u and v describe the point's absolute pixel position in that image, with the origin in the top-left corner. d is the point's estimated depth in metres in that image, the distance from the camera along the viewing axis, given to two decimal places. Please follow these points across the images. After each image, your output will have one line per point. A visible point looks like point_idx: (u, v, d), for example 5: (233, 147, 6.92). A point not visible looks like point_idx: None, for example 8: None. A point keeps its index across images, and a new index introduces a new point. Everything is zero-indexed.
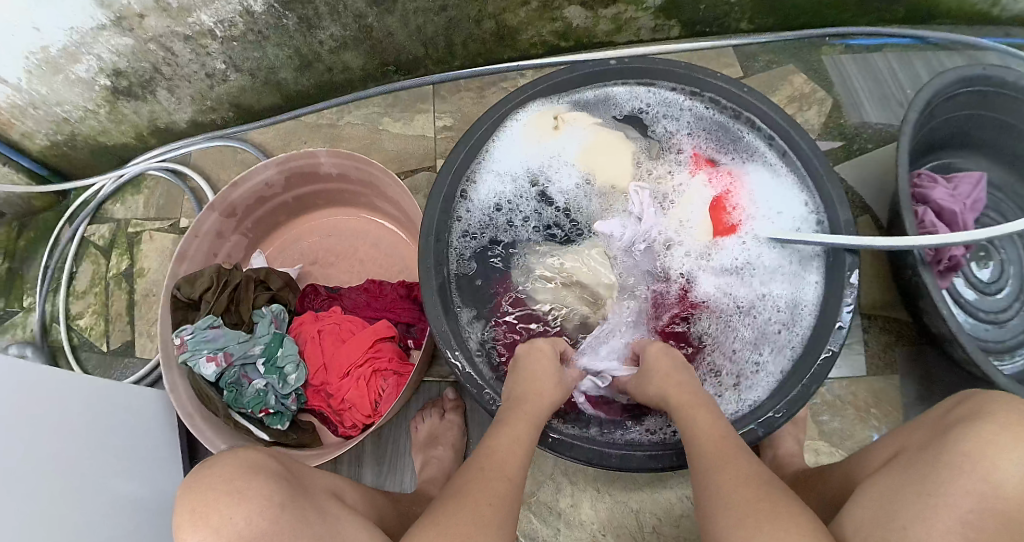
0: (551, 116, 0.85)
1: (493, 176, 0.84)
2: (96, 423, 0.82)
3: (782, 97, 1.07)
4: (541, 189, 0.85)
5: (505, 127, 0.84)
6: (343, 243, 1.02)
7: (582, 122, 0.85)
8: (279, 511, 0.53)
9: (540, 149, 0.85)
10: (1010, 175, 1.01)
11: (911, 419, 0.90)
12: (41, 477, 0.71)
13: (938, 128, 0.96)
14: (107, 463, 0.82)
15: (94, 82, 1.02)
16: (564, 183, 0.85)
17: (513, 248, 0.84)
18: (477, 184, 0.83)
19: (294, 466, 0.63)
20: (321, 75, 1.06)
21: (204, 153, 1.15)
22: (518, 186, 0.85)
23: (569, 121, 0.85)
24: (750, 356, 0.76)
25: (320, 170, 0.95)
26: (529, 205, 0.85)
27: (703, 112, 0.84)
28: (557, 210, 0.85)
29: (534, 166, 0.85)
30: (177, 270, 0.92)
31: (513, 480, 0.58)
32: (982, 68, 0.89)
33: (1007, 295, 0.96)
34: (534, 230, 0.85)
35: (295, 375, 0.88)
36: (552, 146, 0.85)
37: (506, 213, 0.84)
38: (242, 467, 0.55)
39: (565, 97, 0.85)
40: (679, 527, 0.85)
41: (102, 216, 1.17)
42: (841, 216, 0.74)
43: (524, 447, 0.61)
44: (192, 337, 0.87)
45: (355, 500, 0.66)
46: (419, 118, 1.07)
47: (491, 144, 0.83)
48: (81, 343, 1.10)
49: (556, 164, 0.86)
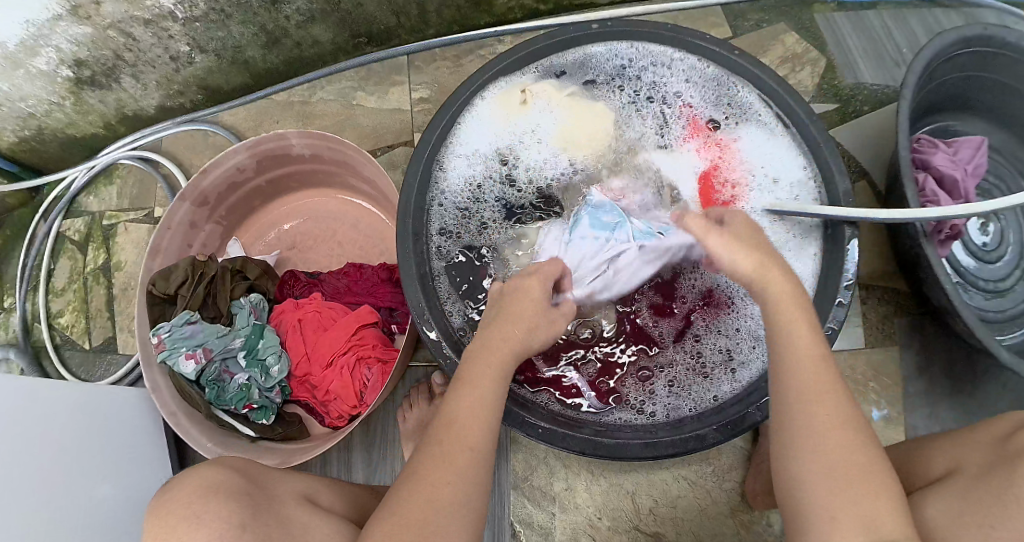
0: (518, 90, 0.80)
1: (463, 162, 0.80)
2: (81, 433, 0.82)
3: (772, 58, 1.04)
4: (510, 170, 0.81)
5: (471, 106, 0.80)
6: (321, 226, 0.99)
7: (550, 94, 0.81)
8: (241, 534, 0.56)
9: (509, 127, 0.81)
10: (1012, 137, 0.97)
11: (910, 391, 0.92)
12: (24, 512, 0.70)
13: (934, 91, 0.92)
14: (94, 476, 0.81)
15: (56, 74, 0.97)
16: (534, 163, 0.81)
17: (491, 235, 0.80)
18: (449, 172, 0.79)
19: (260, 473, 0.66)
20: (290, 52, 1.01)
21: (175, 139, 1.11)
22: (489, 169, 0.81)
23: (535, 93, 0.81)
24: (753, 333, 0.73)
25: (292, 152, 0.91)
26: (506, 189, 0.81)
27: (696, 69, 0.80)
28: (531, 196, 0.81)
29: (503, 144, 0.81)
30: (151, 265, 0.89)
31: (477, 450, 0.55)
32: (982, 28, 0.84)
33: (1007, 263, 0.93)
34: (511, 215, 0.80)
35: (277, 367, 0.86)
36: (523, 124, 0.82)
37: (479, 198, 0.80)
38: (203, 488, 0.58)
39: (537, 66, 0.81)
40: (677, 507, 0.84)
41: (77, 209, 1.14)
42: (841, 186, 0.72)
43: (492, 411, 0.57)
44: (169, 335, 0.85)
45: (330, 502, 0.68)
46: (395, 91, 1.02)
47: (457, 125, 0.80)
48: (63, 341, 1.08)
49: (532, 144, 0.82)
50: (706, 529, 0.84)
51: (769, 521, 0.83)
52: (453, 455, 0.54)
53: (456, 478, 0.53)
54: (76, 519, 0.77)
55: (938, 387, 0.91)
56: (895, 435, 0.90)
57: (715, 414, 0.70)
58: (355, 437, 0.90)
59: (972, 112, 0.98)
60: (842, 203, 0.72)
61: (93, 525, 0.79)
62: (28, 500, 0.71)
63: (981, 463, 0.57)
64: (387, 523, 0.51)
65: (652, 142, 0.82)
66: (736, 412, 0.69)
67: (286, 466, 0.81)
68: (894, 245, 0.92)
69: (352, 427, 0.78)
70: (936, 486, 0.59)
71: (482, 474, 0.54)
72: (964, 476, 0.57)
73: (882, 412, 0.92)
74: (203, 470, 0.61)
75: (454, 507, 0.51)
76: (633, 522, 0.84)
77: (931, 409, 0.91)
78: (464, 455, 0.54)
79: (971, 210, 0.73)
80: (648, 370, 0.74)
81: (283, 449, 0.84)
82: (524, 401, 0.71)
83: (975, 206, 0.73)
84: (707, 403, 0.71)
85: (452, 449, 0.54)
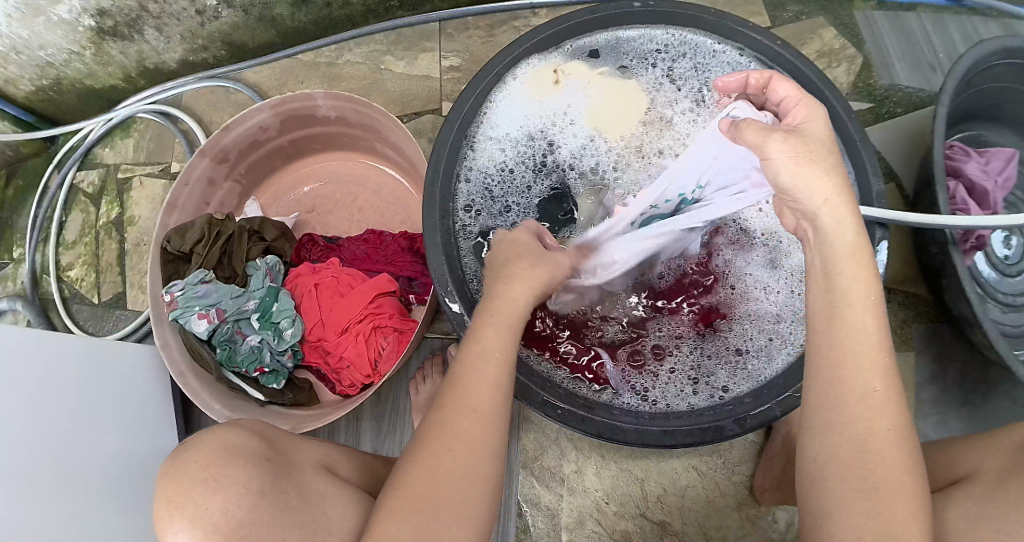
0: (551, 70, 0.78)
1: (494, 140, 0.78)
2: (96, 394, 0.82)
3: (810, 52, 1.01)
4: (542, 149, 0.79)
5: (503, 83, 0.77)
6: (341, 191, 0.96)
7: (582, 76, 0.79)
8: (260, 499, 0.55)
9: (541, 106, 0.79)
10: None
11: (924, 398, 0.90)
12: (40, 472, 0.70)
13: (966, 101, 0.90)
14: (101, 431, 0.80)
15: (78, 23, 0.95)
16: (568, 145, 0.79)
17: (519, 215, 0.78)
18: (476, 151, 0.77)
19: (285, 439, 0.64)
20: (319, 12, 0.98)
21: (197, 95, 1.08)
22: (520, 148, 0.79)
23: (568, 75, 0.79)
24: (768, 329, 0.71)
25: (318, 114, 0.89)
26: (534, 169, 0.79)
27: (738, 61, 0.78)
28: (561, 178, 0.79)
29: (535, 125, 0.79)
30: (167, 221, 0.88)
31: (482, 412, 0.52)
32: None
33: None
34: (539, 197, 0.78)
35: (290, 330, 0.84)
36: (556, 105, 0.79)
37: (508, 178, 0.78)
38: (221, 454, 0.57)
39: (561, 46, 0.79)
40: (685, 497, 0.83)
41: (92, 162, 1.12)
42: (874, 187, 0.71)
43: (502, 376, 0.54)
44: (182, 294, 0.83)
45: (348, 472, 0.66)
46: (425, 57, 1.00)
47: (489, 102, 0.77)
48: (71, 295, 1.07)
49: (563, 125, 0.80)
50: (711, 521, 0.82)
51: (776, 517, 0.81)
52: (463, 424, 0.51)
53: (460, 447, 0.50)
54: (81, 471, 0.76)
55: (952, 395, 0.90)
56: None
57: (734, 405, 0.68)
58: (366, 408, 0.88)
59: (1005, 122, 0.96)
60: (874, 204, 0.70)
61: (99, 479, 0.78)
62: (34, 450, 0.70)
63: (998, 466, 0.55)
64: (396, 494, 0.50)
65: (684, 128, 0.78)
66: (755, 404, 0.67)
67: (298, 431, 0.80)
68: (917, 250, 0.90)
69: (365, 396, 0.77)
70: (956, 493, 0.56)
71: (493, 439, 0.52)
72: (978, 479, 0.55)
73: None
74: (220, 430, 0.60)
75: (465, 474, 0.50)
76: (641, 509, 0.83)
77: (943, 417, 0.89)
78: (467, 418, 0.51)
79: (998, 222, 0.72)
80: (659, 352, 0.72)
81: (293, 415, 0.82)
82: (537, 374, 0.69)
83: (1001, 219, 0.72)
84: (720, 396, 0.70)
85: (453, 413, 0.51)
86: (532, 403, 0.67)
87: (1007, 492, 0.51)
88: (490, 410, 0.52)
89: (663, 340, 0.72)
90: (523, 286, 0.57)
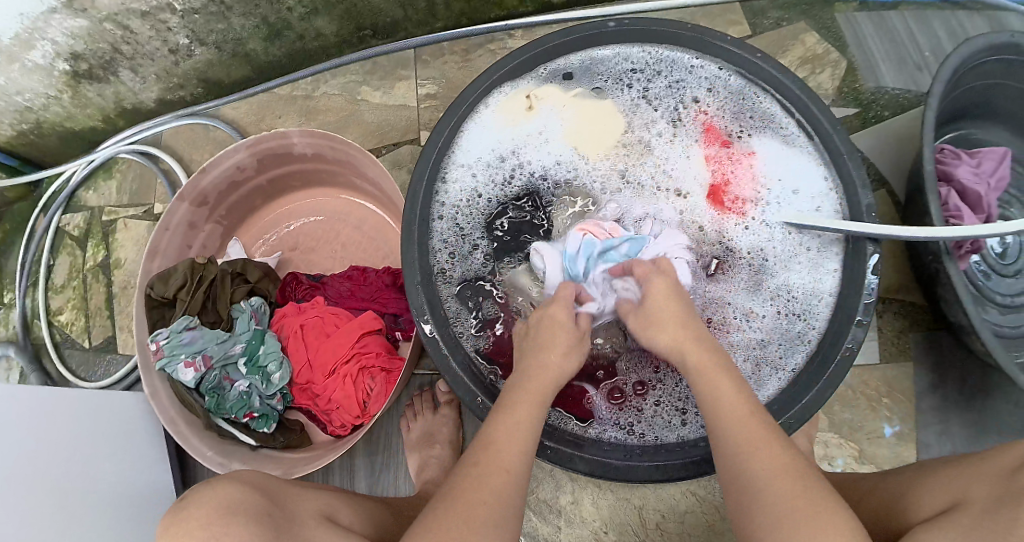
0: (523, 96, 0.77)
1: (468, 169, 0.76)
2: (93, 442, 0.81)
3: (792, 59, 0.99)
4: (516, 174, 0.76)
5: (475, 112, 0.76)
6: (324, 226, 0.96)
7: (556, 99, 0.78)
8: None
9: (515, 132, 0.77)
10: None
11: (923, 408, 0.88)
12: (32, 522, 0.70)
13: (956, 100, 0.88)
14: (102, 461, 0.82)
15: (53, 68, 0.94)
16: (544, 168, 0.77)
17: (500, 244, 0.75)
18: (451, 188, 0.75)
19: (281, 490, 0.62)
20: (293, 44, 0.97)
21: (176, 132, 1.08)
22: (494, 174, 0.76)
23: (541, 99, 0.77)
24: (763, 356, 0.71)
25: (294, 151, 0.88)
26: (507, 199, 0.76)
27: (716, 75, 0.76)
28: (541, 202, 0.76)
29: (509, 151, 0.77)
30: (149, 267, 0.87)
31: (512, 472, 0.53)
32: (1011, 35, 0.80)
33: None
34: (519, 223, 0.76)
35: (278, 374, 0.83)
36: (530, 130, 0.77)
37: (487, 207, 0.76)
38: (217, 511, 0.53)
39: (533, 72, 0.77)
40: (684, 523, 0.82)
41: (76, 205, 1.11)
42: (863, 200, 0.69)
43: (531, 438, 0.56)
44: (168, 342, 0.82)
45: (350, 521, 0.65)
46: (401, 86, 0.99)
47: (463, 132, 0.76)
48: (63, 339, 1.07)
49: (537, 150, 0.77)
50: None
51: None
52: (497, 486, 0.52)
53: (494, 503, 0.51)
54: (84, 497, 0.77)
55: (954, 404, 0.88)
56: (907, 453, 0.87)
57: None
58: (358, 446, 0.87)
59: (995, 120, 0.94)
60: (865, 219, 0.68)
61: (101, 506, 0.79)
62: (39, 471, 0.73)
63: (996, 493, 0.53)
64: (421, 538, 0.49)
65: (663, 150, 0.77)
66: None
67: (288, 477, 0.79)
68: (911, 258, 0.88)
69: (356, 438, 0.76)
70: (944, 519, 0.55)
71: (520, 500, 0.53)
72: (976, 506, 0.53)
73: (895, 428, 0.89)
74: (216, 485, 0.56)
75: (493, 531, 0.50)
76: (640, 537, 0.82)
77: (944, 426, 0.88)
78: (499, 477, 0.53)
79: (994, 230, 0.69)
80: (642, 385, 0.70)
81: (285, 459, 0.82)
82: None
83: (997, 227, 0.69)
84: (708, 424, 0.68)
85: (487, 472, 0.53)
86: None
87: (994, 519, 0.49)
88: (517, 471, 0.54)
89: (644, 373, 0.70)
90: (554, 361, 0.60)
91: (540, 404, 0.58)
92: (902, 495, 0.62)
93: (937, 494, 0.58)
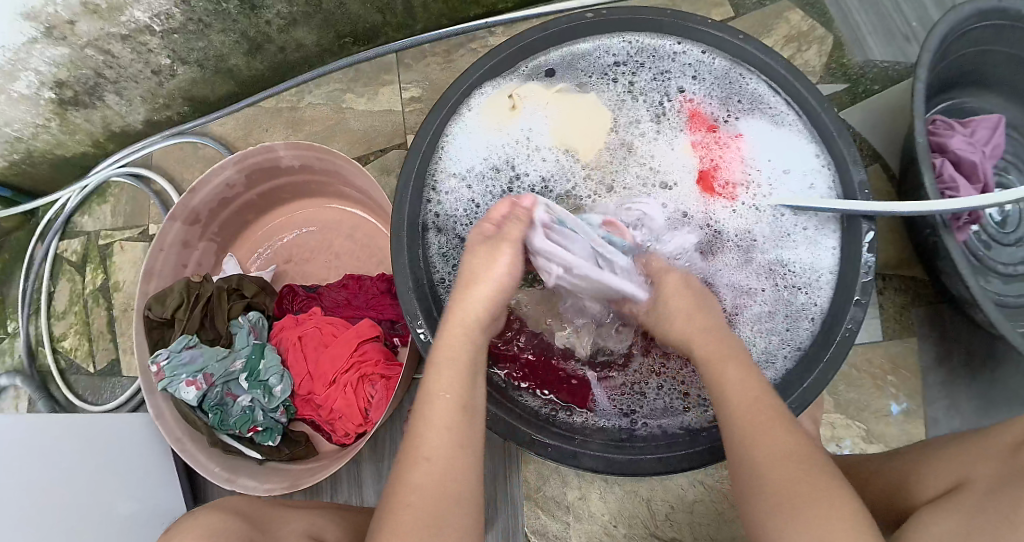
0: (506, 96, 0.76)
1: (458, 173, 0.75)
2: (101, 466, 0.82)
3: (777, 37, 0.98)
4: (506, 175, 0.77)
5: (458, 117, 0.75)
6: (317, 237, 0.96)
7: (539, 97, 0.77)
8: None
9: (500, 134, 0.76)
10: None
11: (930, 383, 0.88)
12: None
13: (947, 69, 0.87)
14: (103, 483, 0.82)
15: (39, 96, 0.95)
16: (534, 168, 0.77)
17: None
18: (442, 194, 0.75)
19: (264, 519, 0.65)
20: (274, 57, 0.97)
21: (166, 152, 1.08)
22: (484, 178, 0.76)
23: (524, 97, 0.76)
24: (769, 336, 0.71)
25: (281, 164, 0.88)
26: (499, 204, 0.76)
27: (700, 59, 0.76)
28: None
29: (498, 153, 0.77)
30: (146, 288, 0.88)
31: (432, 459, 0.51)
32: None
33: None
34: None
35: (280, 387, 0.83)
36: (515, 131, 0.77)
37: (479, 210, 0.76)
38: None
39: (516, 70, 0.76)
40: (694, 512, 0.82)
41: (72, 230, 1.11)
42: (855, 175, 0.67)
43: (455, 405, 0.53)
44: (168, 362, 0.82)
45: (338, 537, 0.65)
46: (385, 91, 0.99)
47: (448, 136, 0.75)
48: (68, 365, 1.07)
49: (524, 150, 0.77)
50: (723, 532, 0.81)
51: None
52: (422, 479, 0.51)
53: (416, 499, 0.50)
54: (84, 520, 0.76)
55: (960, 377, 0.87)
56: (914, 429, 0.87)
57: None
58: (363, 453, 0.88)
59: (988, 86, 0.93)
60: (857, 195, 0.67)
61: (105, 528, 0.79)
62: (36, 495, 0.72)
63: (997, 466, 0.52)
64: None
65: (647, 150, 0.76)
66: None
67: (294, 489, 0.79)
68: (909, 232, 0.87)
69: (360, 445, 0.76)
70: (949, 498, 0.54)
71: (462, 487, 0.51)
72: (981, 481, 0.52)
73: (902, 405, 0.88)
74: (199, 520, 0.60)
75: (427, 525, 0.49)
76: (649, 529, 0.82)
77: (952, 400, 0.87)
78: (420, 468, 0.51)
79: (989, 200, 0.67)
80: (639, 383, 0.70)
81: (292, 471, 0.82)
82: (524, 410, 0.68)
83: (992, 197, 0.66)
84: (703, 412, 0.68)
85: (408, 466, 0.52)
86: (518, 441, 0.66)
87: (999, 500, 0.49)
88: (444, 456, 0.52)
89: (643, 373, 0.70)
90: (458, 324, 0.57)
91: (461, 372, 0.55)
92: (904, 477, 0.61)
93: (938, 475, 0.58)
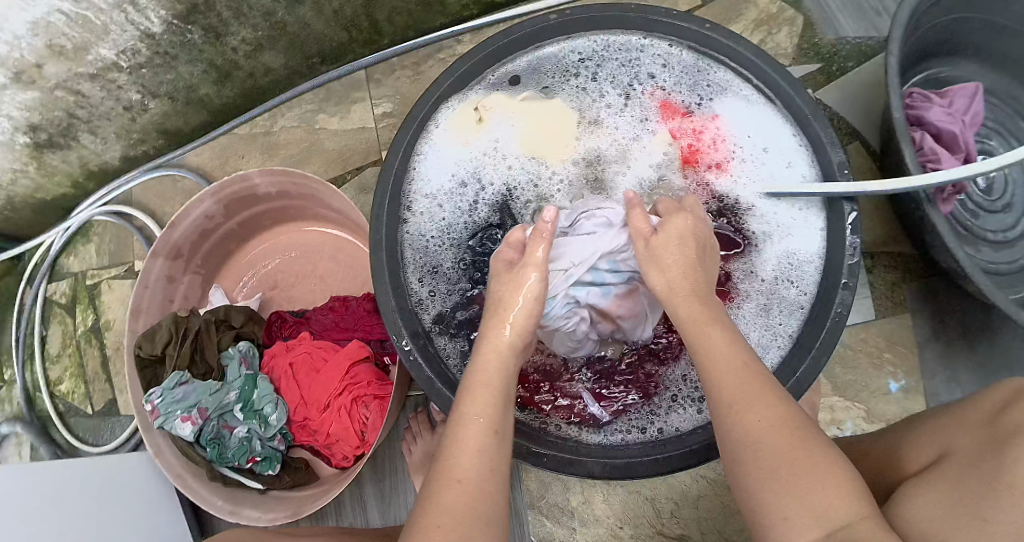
0: (472, 108, 0.75)
1: (433, 187, 0.75)
2: (106, 508, 0.82)
3: (747, 22, 0.97)
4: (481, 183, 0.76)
5: (428, 131, 0.75)
6: (301, 261, 0.95)
7: (505, 106, 0.76)
8: None
9: (470, 144, 0.76)
10: (1002, 77, 0.91)
11: (926, 358, 0.87)
12: None
13: (920, 40, 0.86)
14: (110, 527, 0.81)
15: (13, 141, 0.94)
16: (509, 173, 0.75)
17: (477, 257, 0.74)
18: (418, 212, 0.74)
19: None
20: (244, 83, 0.97)
21: (145, 187, 1.08)
22: (460, 189, 0.75)
23: (490, 106, 0.75)
24: (763, 326, 0.69)
25: (259, 191, 0.88)
26: (478, 211, 0.75)
27: (667, 53, 0.75)
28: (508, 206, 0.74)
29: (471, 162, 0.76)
30: (135, 327, 0.87)
31: (466, 481, 0.49)
32: None
33: (1012, 211, 0.89)
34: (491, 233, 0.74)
35: (275, 415, 0.82)
36: (485, 140, 0.76)
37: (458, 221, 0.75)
38: None
39: (483, 79, 0.76)
40: (698, 507, 0.81)
41: (59, 272, 1.11)
42: (833, 158, 0.67)
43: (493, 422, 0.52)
44: (162, 400, 0.81)
45: None
46: (357, 108, 0.98)
47: (420, 151, 0.74)
48: (67, 409, 1.07)
49: (495, 159, 0.76)
50: (729, 524, 0.81)
51: None
52: (454, 494, 0.48)
53: (450, 524, 0.46)
54: None
55: (955, 349, 0.86)
56: (914, 405, 0.86)
57: None
58: (364, 474, 0.87)
59: (964, 54, 0.92)
60: (838, 177, 0.67)
61: None
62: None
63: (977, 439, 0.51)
64: None
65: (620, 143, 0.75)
66: None
67: (297, 518, 0.79)
68: (895, 208, 0.86)
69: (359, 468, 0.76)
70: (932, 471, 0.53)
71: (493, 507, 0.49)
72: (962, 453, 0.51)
73: (901, 382, 0.87)
74: None
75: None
76: (655, 527, 0.82)
77: (950, 373, 0.86)
78: (454, 490, 0.49)
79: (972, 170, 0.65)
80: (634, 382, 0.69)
81: (294, 498, 0.83)
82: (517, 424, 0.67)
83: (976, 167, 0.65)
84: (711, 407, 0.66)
85: (441, 486, 0.49)
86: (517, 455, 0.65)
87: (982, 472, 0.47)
88: (476, 478, 0.49)
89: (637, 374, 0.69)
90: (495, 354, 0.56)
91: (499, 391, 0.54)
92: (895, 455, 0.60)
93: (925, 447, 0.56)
